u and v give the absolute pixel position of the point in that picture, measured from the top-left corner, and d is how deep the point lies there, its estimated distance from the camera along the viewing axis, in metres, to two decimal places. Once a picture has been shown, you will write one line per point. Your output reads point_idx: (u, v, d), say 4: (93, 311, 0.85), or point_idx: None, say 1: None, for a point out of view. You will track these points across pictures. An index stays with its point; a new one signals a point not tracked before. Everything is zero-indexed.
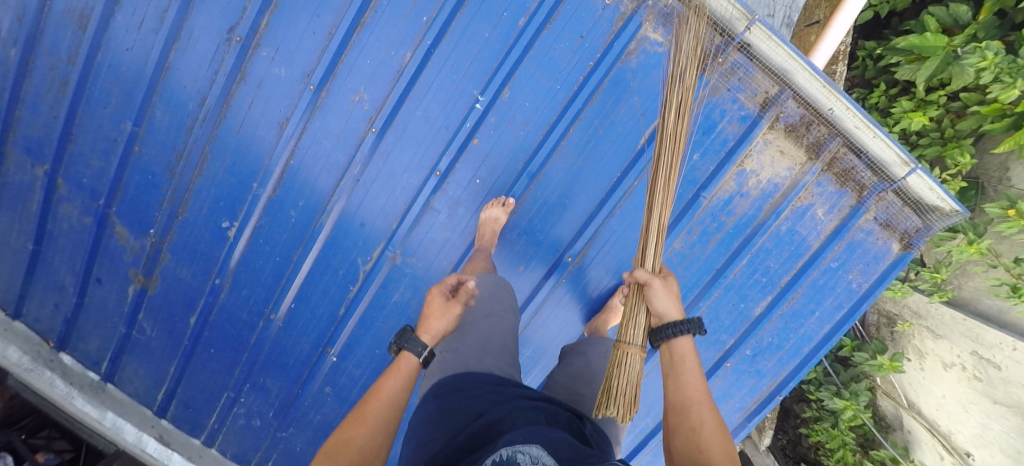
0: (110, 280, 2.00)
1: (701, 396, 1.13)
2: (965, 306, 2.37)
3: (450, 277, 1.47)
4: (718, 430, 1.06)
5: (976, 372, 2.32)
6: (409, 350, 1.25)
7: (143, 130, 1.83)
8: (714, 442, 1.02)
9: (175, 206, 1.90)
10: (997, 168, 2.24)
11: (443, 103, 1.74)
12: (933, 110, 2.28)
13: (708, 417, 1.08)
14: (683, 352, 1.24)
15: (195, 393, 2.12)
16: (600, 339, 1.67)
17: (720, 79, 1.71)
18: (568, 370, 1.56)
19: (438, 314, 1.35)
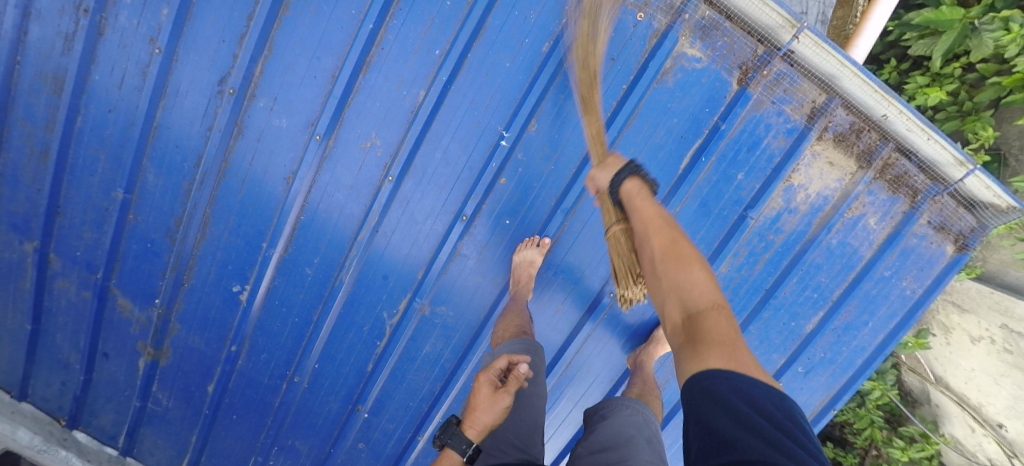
0: (118, 354, 1.87)
1: (655, 227, 1.07)
2: (990, 281, 2.07)
3: (499, 361, 1.35)
4: (677, 251, 1.02)
5: (1008, 345, 2.01)
6: (452, 447, 1.22)
7: (135, 197, 1.67)
8: (678, 271, 0.98)
9: (179, 274, 1.76)
10: (1018, 136, 1.98)
11: (464, 143, 1.59)
12: (950, 84, 1.98)
13: (662, 246, 1.04)
14: (630, 198, 1.16)
15: (220, 461, 2.02)
16: (621, 399, 1.55)
17: (765, 92, 1.56)
18: (593, 441, 1.44)
19: (483, 406, 1.26)
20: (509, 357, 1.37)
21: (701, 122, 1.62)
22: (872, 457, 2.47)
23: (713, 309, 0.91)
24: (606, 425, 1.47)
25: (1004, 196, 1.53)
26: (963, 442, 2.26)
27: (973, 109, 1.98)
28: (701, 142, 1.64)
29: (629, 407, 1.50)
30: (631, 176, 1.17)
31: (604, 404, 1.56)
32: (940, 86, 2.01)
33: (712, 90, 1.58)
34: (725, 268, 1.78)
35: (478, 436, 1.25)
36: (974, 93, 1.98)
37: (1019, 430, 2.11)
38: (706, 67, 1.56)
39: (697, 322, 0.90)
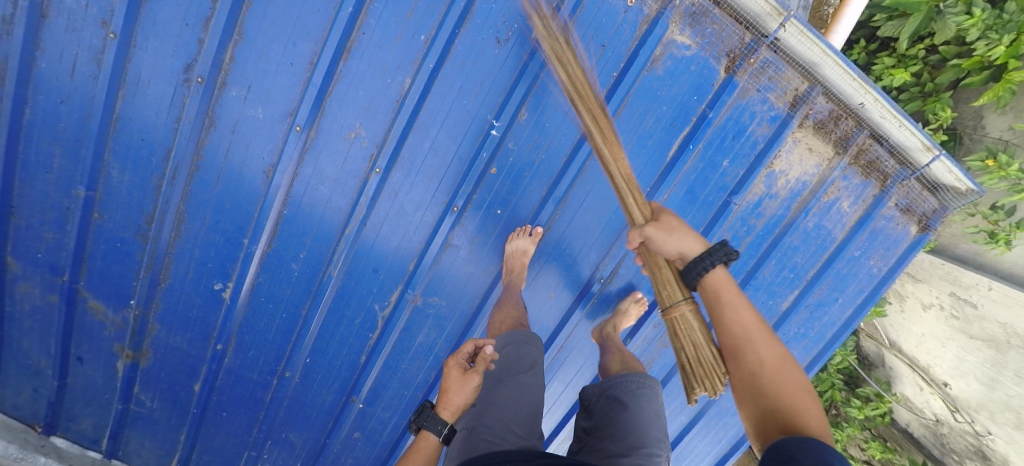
0: (93, 357, 1.79)
1: (753, 328, 0.93)
2: (942, 252, 2.22)
3: (467, 345, 1.37)
4: (781, 366, 0.88)
5: (954, 311, 2.15)
6: (428, 429, 1.24)
7: (99, 194, 1.56)
8: (787, 395, 0.85)
9: (155, 273, 1.68)
10: (972, 116, 2.07)
11: (453, 133, 1.55)
12: (914, 66, 2.05)
13: (767, 356, 0.89)
14: (718, 285, 0.98)
15: (211, 457, 2.00)
16: (628, 374, 1.54)
17: (751, 80, 1.59)
18: (599, 421, 1.43)
19: (455, 387, 1.29)
20: (476, 341, 1.39)
21: (689, 110, 1.63)
22: (832, 416, 2.73)
23: (825, 440, 0.80)
24: (614, 404, 1.44)
25: (964, 180, 1.62)
26: (913, 400, 2.49)
27: (934, 90, 2.06)
28: (689, 130, 1.66)
29: (637, 382, 1.48)
30: (722, 258, 0.99)
31: (611, 380, 1.54)
32: (904, 67, 2.07)
33: (701, 77, 1.59)
34: None
35: (452, 418, 1.28)
36: (936, 74, 2.04)
37: (962, 389, 2.25)
38: (696, 55, 1.57)
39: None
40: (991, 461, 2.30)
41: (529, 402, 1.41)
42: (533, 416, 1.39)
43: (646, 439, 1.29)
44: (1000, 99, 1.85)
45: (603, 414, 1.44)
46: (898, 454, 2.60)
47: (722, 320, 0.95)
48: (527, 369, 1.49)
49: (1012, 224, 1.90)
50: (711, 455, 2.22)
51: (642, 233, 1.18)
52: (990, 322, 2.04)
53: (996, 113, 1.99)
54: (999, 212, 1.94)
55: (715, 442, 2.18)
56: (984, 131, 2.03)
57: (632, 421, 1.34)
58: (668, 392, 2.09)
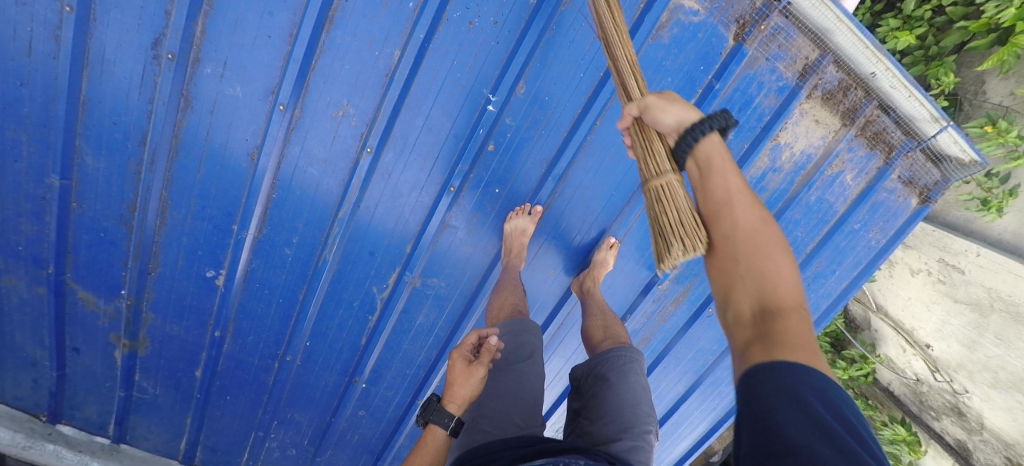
0: (90, 348, 1.77)
1: (737, 193, 0.84)
2: (933, 219, 2.22)
3: (470, 337, 1.40)
4: (757, 229, 0.81)
5: (942, 276, 2.18)
6: (436, 423, 1.25)
7: (75, 183, 1.48)
8: (762, 258, 0.78)
9: (144, 263, 1.63)
10: (973, 80, 2.01)
11: (448, 110, 1.46)
12: (919, 28, 1.94)
13: (743, 219, 0.82)
14: (710, 154, 0.88)
15: (219, 438, 2.05)
16: (617, 348, 1.46)
17: (760, 48, 1.50)
18: (589, 400, 1.38)
19: (461, 380, 1.32)
20: (479, 333, 1.41)
21: (695, 81, 1.55)
22: None
23: (793, 309, 0.73)
24: (602, 383, 1.39)
25: (969, 151, 1.56)
26: (896, 361, 2.53)
27: (938, 54, 1.97)
28: (694, 103, 1.58)
29: (623, 358, 1.42)
30: (721, 125, 0.89)
31: (597, 356, 1.48)
32: (909, 29, 1.96)
33: (709, 46, 1.50)
34: None
35: (459, 410, 1.29)
36: (941, 36, 1.95)
37: (943, 350, 2.30)
38: (704, 21, 1.47)
39: (780, 320, 0.71)
40: (966, 418, 2.38)
41: (528, 390, 1.44)
42: (532, 405, 1.41)
43: (636, 419, 1.26)
44: (1005, 64, 1.80)
45: (590, 394, 1.39)
46: (879, 411, 2.69)
47: (708, 186, 0.86)
48: (526, 358, 1.52)
49: (1005, 192, 1.89)
50: (708, 419, 2.35)
51: (641, 104, 1.03)
52: (975, 286, 2.07)
53: (998, 78, 1.93)
54: (992, 180, 1.92)
55: (710, 409, 2.31)
56: (984, 96, 1.98)
57: (620, 400, 1.30)
58: (667, 364, 2.14)
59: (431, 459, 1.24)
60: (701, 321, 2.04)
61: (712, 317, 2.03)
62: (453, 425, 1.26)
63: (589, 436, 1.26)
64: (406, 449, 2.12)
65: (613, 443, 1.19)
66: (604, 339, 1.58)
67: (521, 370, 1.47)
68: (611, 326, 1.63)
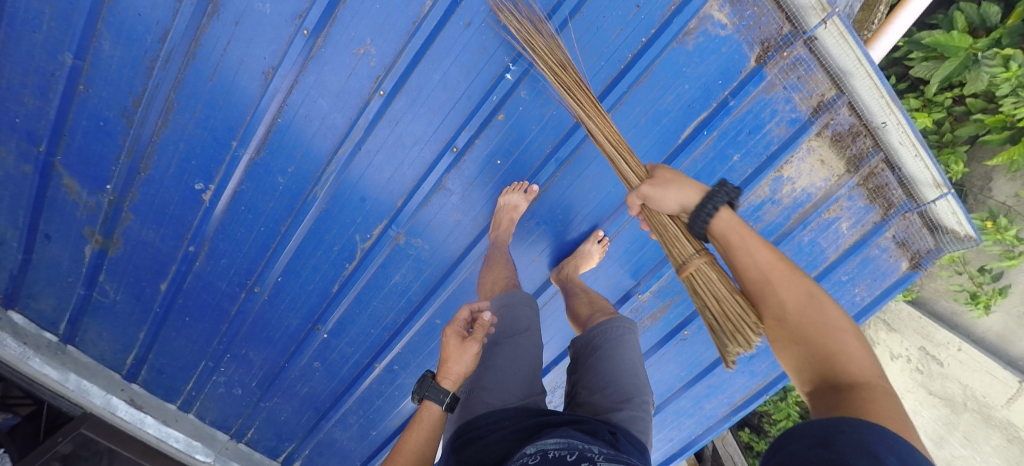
0: (61, 237, 1.73)
1: (772, 268, 0.83)
2: (922, 305, 2.53)
3: (464, 311, 1.35)
4: (809, 306, 0.78)
5: (919, 365, 2.51)
6: (430, 399, 1.20)
7: (87, 65, 1.46)
8: (818, 332, 0.75)
9: (136, 161, 1.61)
10: (980, 176, 2.18)
11: (466, 69, 1.47)
12: (938, 113, 2.10)
13: (789, 297, 0.79)
14: (726, 231, 0.88)
15: (167, 360, 2.02)
16: (616, 320, 1.47)
17: (779, 75, 1.50)
18: (589, 369, 1.38)
19: (455, 355, 1.26)
20: (471, 308, 1.37)
21: (711, 94, 1.55)
22: None
23: (873, 384, 0.69)
24: (597, 352, 1.41)
25: (966, 225, 1.56)
26: None
27: (951, 142, 2.13)
28: (706, 116, 1.59)
29: (621, 328, 1.44)
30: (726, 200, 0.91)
31: (591, 330, 1.49)
32: (928, 112, 2.13)
33: (730, 62, 1.50)
34: None
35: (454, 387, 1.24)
36: (957, 126, 2.11)
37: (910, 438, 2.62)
38: (729, 36, 1.47)
39: (860, 395, 0.66)
40: None
41: (527, 362, 1.40)
42: (534, 371, 1.39)
43: (636, 388, 1.28)
44: (1013, 162, 1.94)
45: (588, 364, 1.40)
46: None
47: (737, 264, 0.86)
48: (523, 331, 1.49)
49: (995, 290, 2.18)
50: (664, 449, 2.31)
51: (641, 195, 1.11)
52: (950, 380, 2.44)
53: (1005, 178, 2.11)
54: (985, 275, 2.18)
55: (667, 439, 2.28)
56: (990, 193, 2.16)
57: (619, 370, 1.31)
58: None
59: (428, 434, 1.19)
60: (673, 343, 2.02)
61: (686, 340, 2.01)
62: (450, 401, 1.21)
63: (589, 405, 1.27)
64: (352, 413, 2.16)
65: (614, 412, 1.20)
66: (593, 312, 1.61)
67: (516, 345, 1.44)
68: (597, 301, 1.68)
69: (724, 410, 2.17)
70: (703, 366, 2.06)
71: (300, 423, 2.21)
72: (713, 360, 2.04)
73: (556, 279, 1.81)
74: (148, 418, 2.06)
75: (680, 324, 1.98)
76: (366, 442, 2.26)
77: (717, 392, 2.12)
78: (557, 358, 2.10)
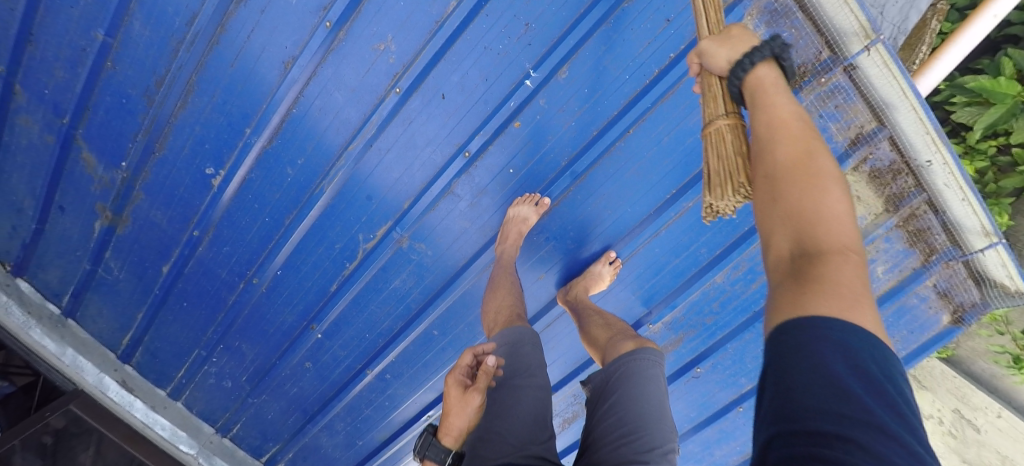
0: (75, 210, 1.74)
1: (785, 126, 0.69)
2: (957, 364, 2.37)
3: (465, 357, 1.26)
4: (803, 164, 0.64)
5: (953, 428, 2.31)
6: (430, 459, 1.18)
7: (117, 43, 1.45)
8: (804, 190, 0.62)
9: (152, 141, 1.61)
10: None
11: (485, 73, 1.42)
12: (982, 161, 1.97)
13: (782, 153, 0.67)
14: (760, 85, 0.77)
15: (162, 345, 2.00)
16: (642, 353, 1.36)
17: (816, 103, 1.39)
18: (611, 406, 1.27)
19: (456, 409, 1.21)
20: (473, 353, 1.28)
21: None
22: None
23: (840, 253, 0.56)
24: (621, 389, 1.30)
25: (1017, 279, 1.40)
26: None
27: (995, 193, 1.98)
28: None
29: (648, 363, 1.33)
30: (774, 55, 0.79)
31: (617, 360, 1.39)
32: (971, 159, 1.99)
33: None
34: (720, 278, 1.68)
35: (455, 443, 1.22)
36: (1001, 177, 1.97)
37: None
38: None
39: (813, 261, 0.55)
40: None
41: (534, 406, 1.30)
42: (540, 416, 1.29)
43: (661, 437, 1.18)
44: None
45: (610, 401, 1.29)
46: None
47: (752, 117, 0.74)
48: (529, 370, 1.39)
49: None
50: None
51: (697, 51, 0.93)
52: (988, 450, 2.28)
53: None
54: None
55: None
56: None
57: (644, 414, 1.20)
58: None
59: None
60: (683, 380, 1.87)
61: (698, 378, 1.86)
62: (451, 460, 1.19)
63: (606, 454, 1.16)
64: (339, 419, 2.09)
65: (632, 465, 1.09)
66: (614, 335, 1.54)
67: (522, 387, 1.34)
68: (613, 325, 1.60)
69: (735, 459, 2.00)
70: (715, 409, 1.91)
71: (286, 424, 2.15)
72: (727, 403, 1.89)
73: (562, 299, 1.70)
74: (138, 402, 2.06)
75: (693, 361, 1.84)
76: (351, 451, 2.18)
77: (729, 439, 1.96)
78: (558, 383, 1.98)
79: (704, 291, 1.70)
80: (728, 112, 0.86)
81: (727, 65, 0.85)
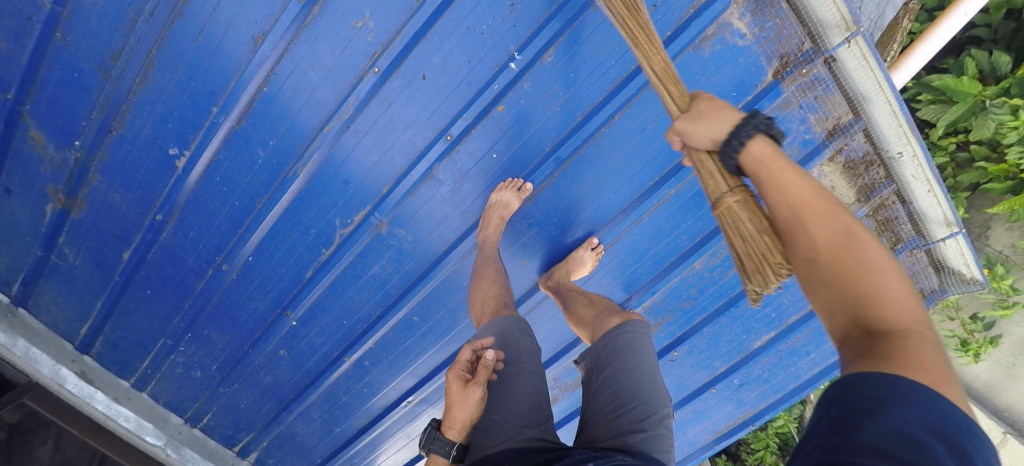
0: (23, 193, 1.60)
1: (804, 205, 0.69)
2: None
3: (465, 352, 1.21)
4: (845, 245, 0.64)
5: None
6: (436, 453, 1.12)
7: (66, 12, 1.31)
8: (855, 270, 0.62)
9: (108, 118, 1.48)
10: (977, 224, 2.18)
11: (470, 54, 1.37)
12: (942, 158, 2.05)
13: (820, 234, 0.66)
14: (757, 166, 0.75)
15: (125, 334, 1.91)
16: (631, 325, 1.38)
17: (796, 93, 1.43)
18: (605, 381, 1.29)
19: (459, 402, 1.14)
20: (473, 347, 1.24)
21: None
22: None
23: (913, 332, 0.56)
24: (612, 363, 1.32)
25: (972, 267, 1.50)
26: None
27: (953, 187, 2.09)
28: None
29: (636, 334, 1.35)
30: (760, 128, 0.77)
31: (605, 335, 1.41)
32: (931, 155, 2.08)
33: (746, 75, 1.43)
34: (698, 265, 1.71)
35: (461, 436, 1.14)
36: (959, 172, 2.06)
37: None
38: (748, 47, 1.39)
39: (890, 341, 0.55)
40: None
41: (534, 394, 1.31)
42: (537, 401, 1.30)
43: (654, 404, 1.21)
44: (1013, 212, 1.89)
45: (603, 377, 1.31)
46: None
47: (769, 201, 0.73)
48: (525, 358, 1.38)
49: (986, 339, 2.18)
50: None
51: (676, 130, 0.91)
52: None
53: (1003, 227, 2.11)
54: (977, 323, 2.18)
55: None
56: (987, 240, 2.16)
57: (637, 384, 1.23)
58: None
59: None
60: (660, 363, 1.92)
61: (674, 362, 1.91)
62: (456, 454, 1.12)
63: (605, 428, 1.19)
64: (316, 408, 2.05)
65: (627, 437, 1.13)
66: (601, 312, 1.56)
67: (518, 376, 1.33)
68: (601, 303, 1.62)
69: (706, 437, 2.09)
70: (688, 390, 1.97)
71: (260, 414, 2.10)
72: (700, 384, 1.96)
73: (545, 286, 1.70)
74: (99, 394, 1.94)
75: (670, 344, 1.88)
76: (328, 439, 2.15)
77: (701, 418, 2.03)
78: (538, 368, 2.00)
79: (682, 278, 1.73)
80: (732, 187, 0.83)
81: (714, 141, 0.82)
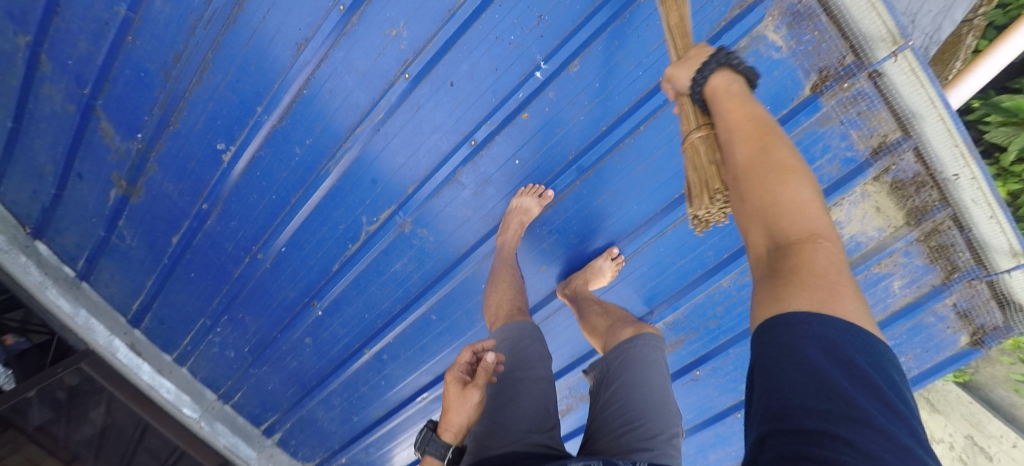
0: (92, 178, 1.78)
1: (738, 130, 0.73)
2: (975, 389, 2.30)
3: (464, 354, 1.20)
4: (762, 160, 0.67)
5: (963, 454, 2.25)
6: (430, 454, 1.15)
7: (138, 18, 1.45)
8: (764, 184, 0.65)
9: (167, 113, 1.62)
10: None
11: (497, 63, 1.40)
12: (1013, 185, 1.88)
13: (743, 153, 0.70)
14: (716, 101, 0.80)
15: (170, 312, 2.06)
16: (644, 338, 1.36)
17: (837, 108, 1.36)
18: (615, 394, 1.27)
19: (455, 406, 1.15)
20: (473, 349, 1.22)
21: None
22: None
23: (810, 239, 0.59)
24: (623, 377, 1.30)
25: None
26: None
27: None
28: None
29: (649, 350, 1.33)
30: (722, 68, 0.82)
31: (617, 347, 1.40)
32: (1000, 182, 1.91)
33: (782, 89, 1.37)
34: (724, 283, 1.65)
35: (456, 439, 1.16)
36: None
37: None
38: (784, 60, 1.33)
39: (788, 254, 0.58)
40: None
41: (539, 399, 1.31)
42: (545, 406, 1.31)
43: (665, 422, 1.19)
44: None
45: (612, 390, 1.29)
46: None
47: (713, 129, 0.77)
48: (532, 364, 1.39)
49: None
50: None
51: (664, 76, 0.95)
52: None
53: None
54: None
55: None
56: None
57: (647, 400, 1.21)
58: None
59: None
60: (682, 381, 1.88)
61: (696, 381, 1.86)
62: (451, 455, 1.15)
63: (612, 442, 1.16)
64: (336, 396, 2.14)
65: (635, 453, 1.10)
66: (615, 322, 1.57)
67: (522, 381, 1.34)
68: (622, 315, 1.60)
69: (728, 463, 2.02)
70: (710, 412, 1.92)
71: (285, 396, 2.20)
72: (724, 408, 1.90)
73: (563, 294, 1.70)
74: (145, 366, 2.16)
75: (693, 363, 1.83)
76: (347, 426, 2.24)
77: (724, 444, 1.97)
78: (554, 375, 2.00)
79: (707, 295, 1.68)
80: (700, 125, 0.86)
81: (686, 79, 0.87)
